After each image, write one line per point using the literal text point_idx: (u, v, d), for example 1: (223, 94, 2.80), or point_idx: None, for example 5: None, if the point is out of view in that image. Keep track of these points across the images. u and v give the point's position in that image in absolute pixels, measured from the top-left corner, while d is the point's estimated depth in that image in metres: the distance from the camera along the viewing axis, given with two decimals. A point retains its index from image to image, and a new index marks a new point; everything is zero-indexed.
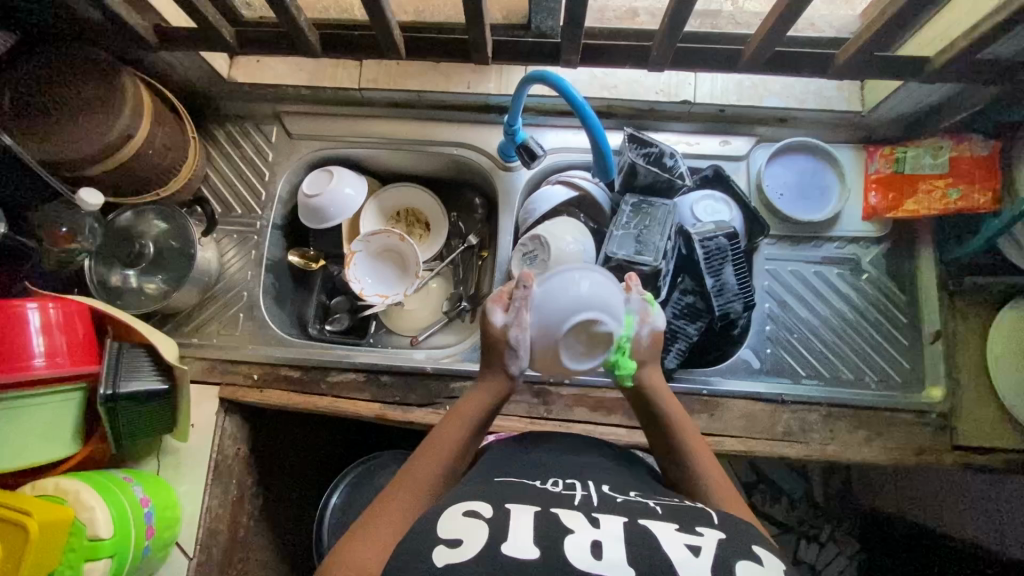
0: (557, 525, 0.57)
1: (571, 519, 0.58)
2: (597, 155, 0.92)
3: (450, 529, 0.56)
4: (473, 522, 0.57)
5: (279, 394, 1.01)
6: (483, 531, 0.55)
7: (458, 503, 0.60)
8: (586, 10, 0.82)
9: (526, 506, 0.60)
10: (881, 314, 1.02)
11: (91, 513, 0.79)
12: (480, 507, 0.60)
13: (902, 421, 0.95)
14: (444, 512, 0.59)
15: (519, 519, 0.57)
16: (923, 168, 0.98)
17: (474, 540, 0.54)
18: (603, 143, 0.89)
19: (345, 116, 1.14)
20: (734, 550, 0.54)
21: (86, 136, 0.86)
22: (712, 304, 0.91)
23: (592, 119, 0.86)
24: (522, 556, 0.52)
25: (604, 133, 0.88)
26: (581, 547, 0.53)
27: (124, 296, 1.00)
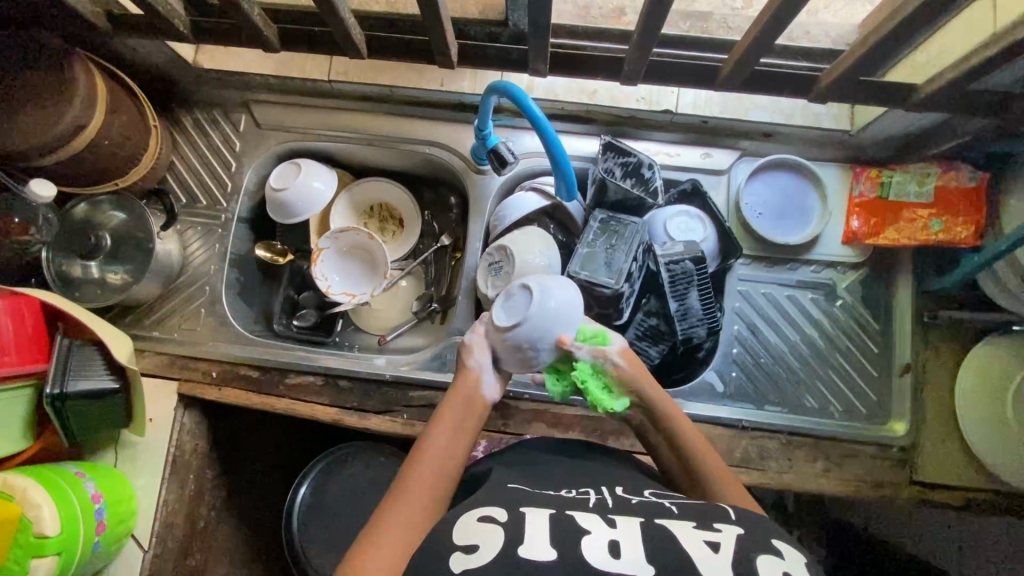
0: (573, 527, 0.58)
1: (585, 519, 0.60)
2: (561, 178, 0.89)
3: (465, 535, 0.59)
4: (488, 527, 0.59)
5: (237, 394, 1.00)
6: (499, 534, 0.58)
7: (473, 508, 0.63)
8: (550, 19, 0.79)
9: (541, 509, 0.62)
10: (852, 343, 0.99)
11: (38, 510, 0.79)
12: (495, 512, 0.61)
13: (862, 454, 0.94)
14: (460, 519, 0.61)
15: (535, 522, 0.59)
16: (908, 196, 0.95)
17: (489, 546, 0.57)
18: (559, 153, 0.84)
19: (316, 108, 1.10)
20: (753, 544, 0.56)
21: (34, 127, 0.83)
22: (674, 328, 0.89)
23: (546, 130, 0.82)
24: (539, 557, 0.54)
25: (569, 165, 0.86)
26: (597, 547, 0.55)
27: (82, 287, 0.97)
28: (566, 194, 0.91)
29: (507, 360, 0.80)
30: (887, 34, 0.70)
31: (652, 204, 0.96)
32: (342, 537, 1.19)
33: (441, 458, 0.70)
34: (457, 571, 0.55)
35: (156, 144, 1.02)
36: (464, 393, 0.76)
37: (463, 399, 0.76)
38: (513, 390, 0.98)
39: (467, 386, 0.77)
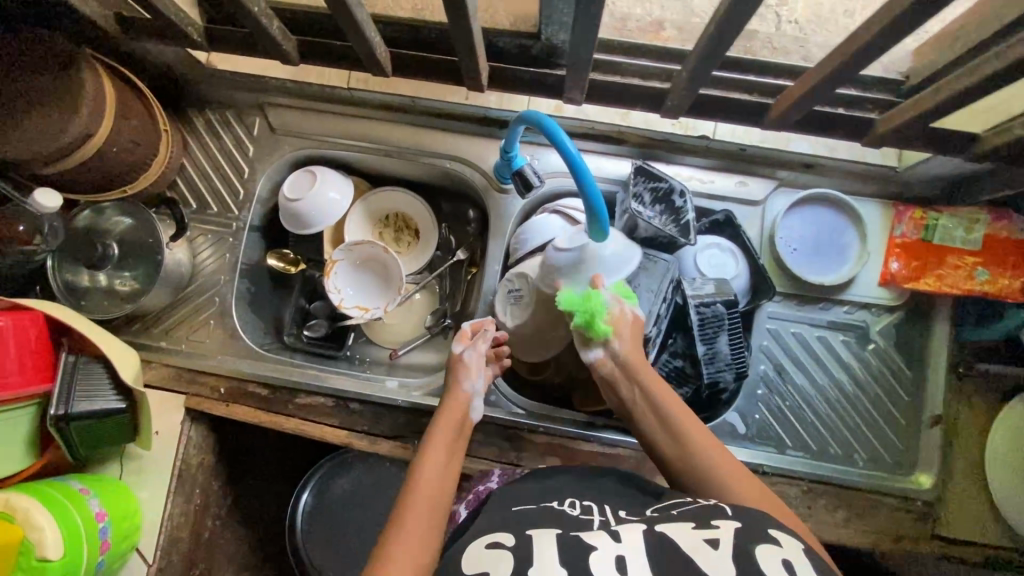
0: (580, 547, 0.57)
1: (592, 537, 0.59)
2: (592, 212, 0.75)
3: (476, 564, 0.58)
4: (496, 554, 0.58)
5: (246, 412, 0.98)
6: (506, 560, 0.57)
7: (481, 536, 0.62)
8: (592, 51, 0.75)
9: (546, 530, 0.61)
10: (881, 390, 0.96)
11: (40, 533, 0.77)
12: (501, 536, 0.61)
13: (884, 505, 0.91)
14: (466, 552, 0.60)
15: (542, 544, 0.58)
16: (954, 241, 0.91)
17: (500, 570, 0.56)
18: (581, 173, 0.72)
19: (332, 114, 1.05)
20: (751, 535, 0.56)
21: (39, 136, 0.79)
22: (701, 371, 0.85)
23: (566, 144, 0.72)
24: None
25: (597, 190, 0.73)
26: (605, 562, 0.54)
27: (89, 297, 0.94)
28: (596, 221, 0.76)
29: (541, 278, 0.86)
30: (963, 84, 0.65)
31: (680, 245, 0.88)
32: (346, 548, 1.19)
33: (440, 469, 0.71)
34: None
35: (164, 150, 0.98)
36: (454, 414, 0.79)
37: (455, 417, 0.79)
38: (527, 422, 0.95)
39: (457, 407, 0.80)
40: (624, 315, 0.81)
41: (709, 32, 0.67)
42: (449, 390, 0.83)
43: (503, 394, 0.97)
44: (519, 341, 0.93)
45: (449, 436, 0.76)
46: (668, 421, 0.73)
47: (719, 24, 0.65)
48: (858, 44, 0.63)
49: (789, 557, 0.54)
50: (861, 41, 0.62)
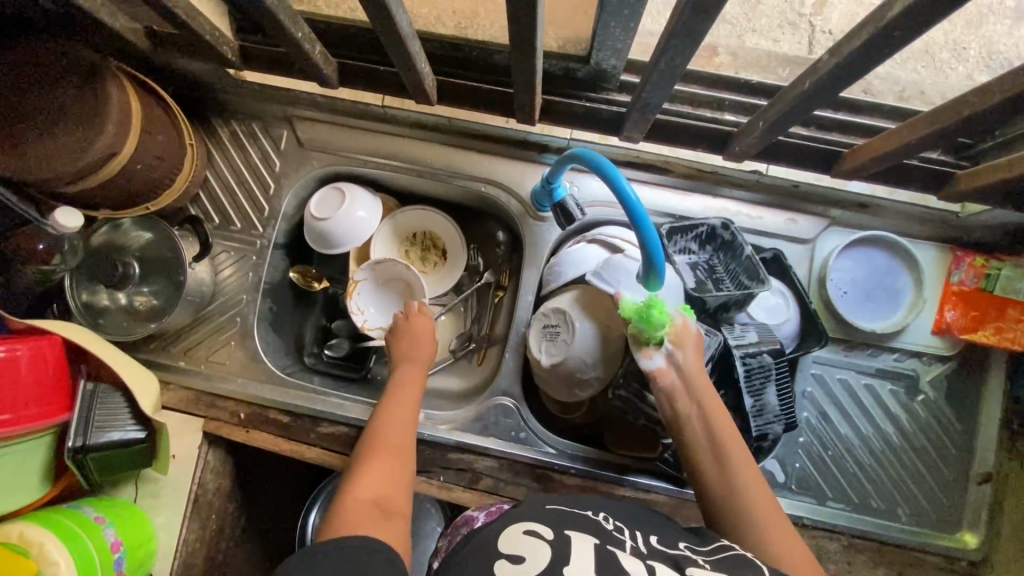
0: (615, 565, 0.54)
1: (629, 560, 0.56)
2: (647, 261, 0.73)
3: (511, 545, 0.57)
4: (534, 542, 0.57)
5: (266, 439, 0.94)
6: (545, 551, 0.55)
7: (519, 523, 0.61)
8: (667, 95, 0.71)
9: (585, 536, 0.58)
10: (929, 443, 0.92)
11: (54, 568, 0.75)
12: (540, 528, 0.59)
13: (926, 564, 0.88)
14: (505, 531, 0.59)
15: (579, 550, 0.56)
16: (1016, 292, 0.87)
17: (535, 561, 0.54)
18: (638, 220, 0.69)
19: (364, 131, 1.01)
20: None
21: (60, 154, 0.74)
22: (748, 425, 0.81)
23: (623, 188, 0.68)
24: None
25: (657, 240, 0.70)
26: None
27: (107, 316, 0.91)
28: (653, 274, 0.73)
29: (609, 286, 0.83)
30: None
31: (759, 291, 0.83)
32: None
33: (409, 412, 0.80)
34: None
35: (189, 166, 0.94)
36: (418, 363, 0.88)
37: (421, 365, 0.88)
38: (558, 463, 0.91)
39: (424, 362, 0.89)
40: (690, 328, 0.77)
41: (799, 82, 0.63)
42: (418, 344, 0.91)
43: (531, 430, 0.93)
44: (552, 380, 0.89)
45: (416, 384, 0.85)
46: (718, 451, 0.71)
47: (809, 78, 0.61)
48: (965, 107, 0.58)
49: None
50: (968, 106, 0.58)
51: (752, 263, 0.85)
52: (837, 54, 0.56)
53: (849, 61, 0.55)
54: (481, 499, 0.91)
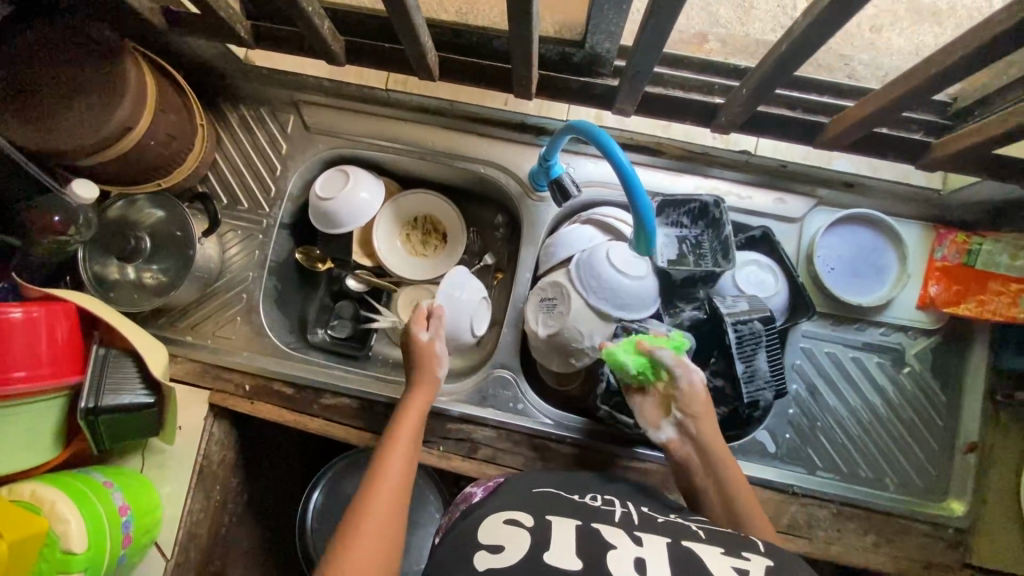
0: (599, 541, 0.59)
1: (612, 535, 0.60)
2: (640, 228, 0.76)
3: (492, 536, 0.61)
4: (514, 531, 0.60)
5: (270, 410, 0.97)
6: (525, 537, 0.59)
7: (501, 514, 0.65)
8: (656, 61, 0.74)
9: (566, 520, 0.63)
10: (915, 414, 0.94)
11: (66, 525, 0.77)
12: (521, 516, 0.63)
13: (914, 531, 0.90)
14: (485, 522, 0.63)
15: (561, 532, 0.60)
16: (996, 267, 0.89)
17: (516, 548, 0.58)
18: (632, 184, 0.72)
19: (367, 115, 1.05)
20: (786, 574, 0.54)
21: (79, 126, 0.78)
22: (740, 391, 0.84)
23: (617, 155, 0.72)
24: (564, 565, 0.55)
25: (649, 205, 0.73)
26: (624, 562, 0.55)
27: (118, 289, 0.94)
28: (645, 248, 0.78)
29: (589, 291, 0.88)
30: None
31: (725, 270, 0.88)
32: None
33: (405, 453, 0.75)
34: (480, 569, 0.56)
35: (199, 144, 0.97)
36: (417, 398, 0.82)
37: (418, 407, 0.82)
38: (557, 433, 0.94)
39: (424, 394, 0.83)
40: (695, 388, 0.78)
41: (779, 53, 0.67)
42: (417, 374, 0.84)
43: (528, 402, 0.96)
44: (549, 351, 0.93)
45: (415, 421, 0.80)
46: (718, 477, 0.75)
47: (788, 41, 0.65)
48: (936, 72, 0.62)
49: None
50: (936, 66, 0.62)
51: (728, 243, 0.89)
52: (811, 16, 0.60)
53: (825, 24, 0.59)
54: (480, 468, 0.93)
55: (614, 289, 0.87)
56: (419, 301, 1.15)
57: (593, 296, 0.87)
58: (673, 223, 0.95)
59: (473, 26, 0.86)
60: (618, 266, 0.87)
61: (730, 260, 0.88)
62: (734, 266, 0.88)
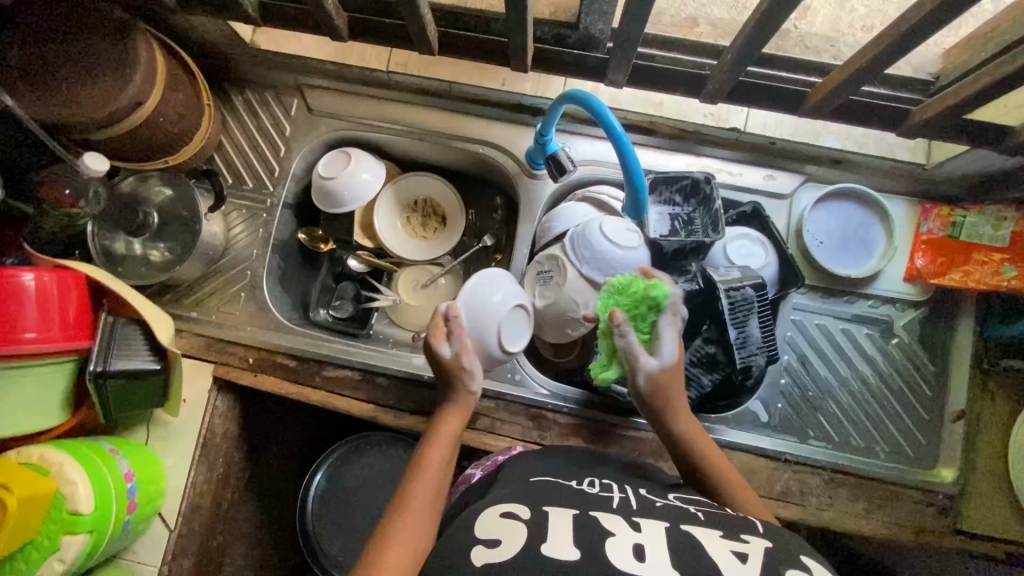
0: (597, 528, 0.58)
1: (610, 523, 0.60)
2: (633, 193, 0.83)
3: (489, 530, 0.60)
4: (510, 524, 0.60)
5: (273, 382, 0.99)
6: (521, 529, 0.59)
7: (498, 505, 0.65)
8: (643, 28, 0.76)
9: (564, 510, 0.63)
10: (905, 383, 0.96)
11: (73, 488, 0.78)
12: (518, 509, 0.63)
13: (905, 497, 0.92)
14: (482, 514, 0.62)
15: (559, 520, 0.60)
16: (981, 238, 0.92)
17: (513, 541, 0.57)
18: (625, 150, 0.78)
19: (368, 97, 1.08)
20: (782, 559, 0.55)
21: (92, 99, 0.81)
22: (733, 357, 0.86)
23: (610, 120, 0.78)
24: (562, 556, 0.54)
25: (642, 173, 0.80)
26: (623, 550, 0.55)
27: (126, 264, 0.96)
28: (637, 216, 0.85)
29: (582, 262, 0.90)
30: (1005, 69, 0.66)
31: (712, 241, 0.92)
32: (359, 528, 1.21)
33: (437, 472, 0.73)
34: (478, 565, 0.55)
35: (207, 125, 1.00)
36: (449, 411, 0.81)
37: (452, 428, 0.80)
38: (553, 402, 0.96)
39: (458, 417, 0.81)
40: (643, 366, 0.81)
41: (753, 23, 0.70)
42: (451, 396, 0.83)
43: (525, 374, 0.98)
44: (545, 323, 0.95)
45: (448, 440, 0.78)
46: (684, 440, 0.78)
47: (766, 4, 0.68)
48: (912, 37, 0.65)
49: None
50: (907, 23, 0.64)
51: (718, 215, 0.93)
52: None
53: None
54: (478, 437, 0.95)
55: (607, 259, 0.89)
56: (421, 280, 1.18)
57: (586, 267, 0.90)
58: (665, 201, 0.97)
59: (473, 14, 0.86)
60: (609, 236, 0.89)
61: (720, 231, 0.92)
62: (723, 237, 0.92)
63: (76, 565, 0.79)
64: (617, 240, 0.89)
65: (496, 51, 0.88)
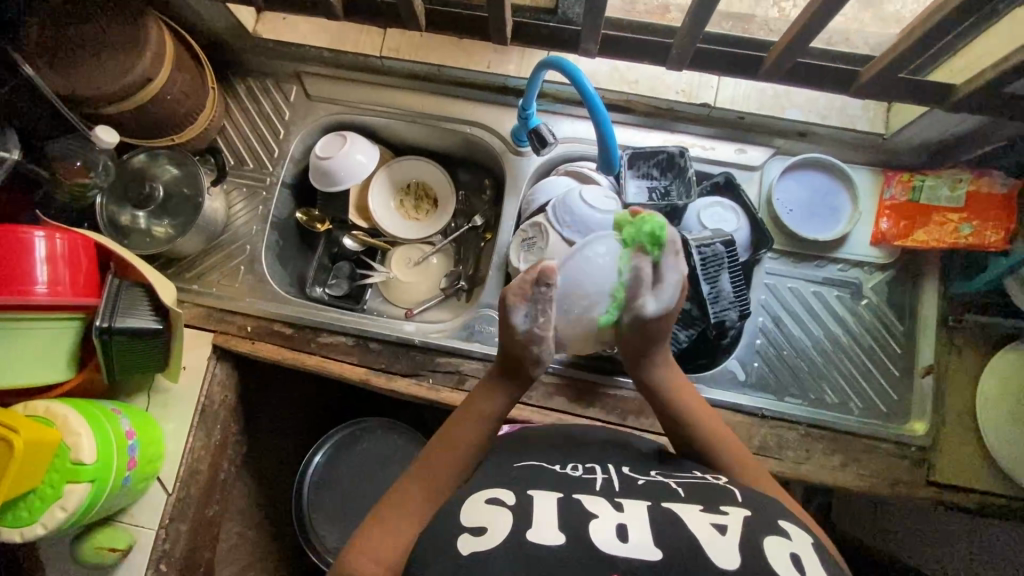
0: (580, 510, 0.59)
1: (593, 503, 0.61)
2: (604, 146, 0.92)
3: (474, 518, 0.60)
4: (495, 511, 0.60)
5: (271, 348, 1.04)
6: (507, 516, 0.59)
7: (482, 491, 0.64)
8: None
9: (548, 493, 0.62)
10: (875, 342, 1.01)
11: (77, 438, 0.81)
12: (502, 494, 0.63)
13: (879, 450, 0.95)
14: (467, 501, 0.63)
15: (543, 506, 0.60)
16: (939, 200, 0.97)
17: (499, 528, 0.58)
18: (597, 110, 0.87)
19: (363, 83, 1.15)
20: (760, 526, 0.57)
21: (106, 75, 0.88)
22: (707, 311, 0.91)
23: (581, 81, 0.86)
24: (548, 543, 0.55)
25: (612, 127, 0.89)
26: (605, 531, 0.56)
27: (131, 235, 1.02)
28: (608, 169, 0.95)
29: (561, 223, 0.96)
30: (930, 25, 0.74)
31: (683, 205, 0.99)
32: (355, 504, 1.24)
33: (456, 453, 0.74)
34: (464, 554, 0.56)
35: (212, 105, 1.07)
36: (496, 391, 0.80)
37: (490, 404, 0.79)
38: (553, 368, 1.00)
39: (493, 394, 0.80)
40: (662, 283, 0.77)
41: None
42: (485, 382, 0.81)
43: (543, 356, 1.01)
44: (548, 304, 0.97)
45: (479, 418, 0.77)
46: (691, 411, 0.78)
47: None
48: None
49: (797, 552, 0.55)
50: None
51: (690, 182, 0.99)
52: None
53: None
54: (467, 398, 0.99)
55: (585, 221, 0.95)
56: (412, 258, 1.22)
57: (565, 228, 0.96)
58: (643, 175, 1.03)
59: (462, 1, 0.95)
60: (587, 199, 0.96)
61: (692, 195, 0.99)
62: (694, 200, 0.99)
63: (76, 515, 0.82)
64: (593, 203, 0.96)
65: (479, 29, 0.95)
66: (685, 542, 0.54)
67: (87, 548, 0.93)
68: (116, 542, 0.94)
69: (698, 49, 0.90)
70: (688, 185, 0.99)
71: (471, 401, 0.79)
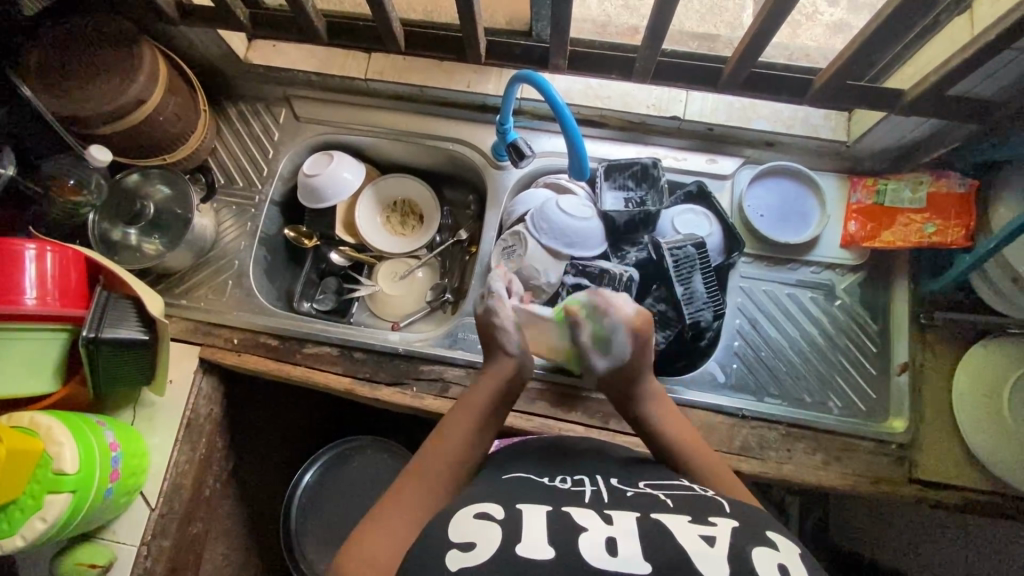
0: (569, 524, 0.55)
1: (582, 516, 0.57)
2: (575, 154, 0.96)
3: (462, 533, 0.55)
4: (484, 526, 0.55)
5: (256, 359, 1.05)
6: (496, 532, 0.54)
7: (467, 507, 0.59)
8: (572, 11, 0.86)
9: (537, 507, 0.59)
10: (850, 341, 1.02)
11: (59, 448, 0.81)
12: (490, 508, 0.58)
13: (859, 448, 0.95)
14: (454, 516, 0.58)
15: (531, 519, 0.56)
16: (902, 202, 1.01)
17: (486, 545, 0.53)
18: (567, 121, 0.91)
19: (350, 105, 1.21)
20: (748, 539, 0.53)
21: (102, 97, 0.93)
22: (682, 312, 0.98)
23: (551, 91, 0.90)
24: (535, 556, 0.51)
25: (581, 138, 0.93)
26: (594, 543, 0.52)
27: (122, 251, 1.05)
28: (578, 177, 0.99)
29: (541, 228, 1.00)
30: (872, 32, 0.78)
31: (656, 211, 1.02)
32: (341, 522, 1.22)
33: (452, 449, 0.71)
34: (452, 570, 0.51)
35: (204, 127, 1.11)
36: (490, 385, 0.80)
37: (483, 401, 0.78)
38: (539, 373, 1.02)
39: (487, 388, 0.79)
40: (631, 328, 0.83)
41: (657, 8, 0.82)
42: (480, 379, 0.81)
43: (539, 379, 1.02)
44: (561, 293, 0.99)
45: (474, 412, 0.76)
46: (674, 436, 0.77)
47: None
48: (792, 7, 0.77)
49: (784, 562, 0.51)
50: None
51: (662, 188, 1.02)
52: None
53: None
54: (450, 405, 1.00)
55: (562, 228, 1.00)
56: (398, 272, 1.24)
57: (542, 235, 1.00)
58: (619, 186, 1.05)
59: (439, 24, 1.01)
60: (562, 206, 1.00)
61: (666, 204, 1.01)
62: (667, 207, 1.02)
63: (57, 526, 0.82)
64: (569, 209, 1.00)
65: (456, 48, 1.01)
66: (654, 525, 0.55)
67: (68, 563, 0.93)
68: (98, 558, 0.93)
69: (661, 62, 0.96)
70: (659, 189, 1.02)
71: (463, 399, 0.78)
